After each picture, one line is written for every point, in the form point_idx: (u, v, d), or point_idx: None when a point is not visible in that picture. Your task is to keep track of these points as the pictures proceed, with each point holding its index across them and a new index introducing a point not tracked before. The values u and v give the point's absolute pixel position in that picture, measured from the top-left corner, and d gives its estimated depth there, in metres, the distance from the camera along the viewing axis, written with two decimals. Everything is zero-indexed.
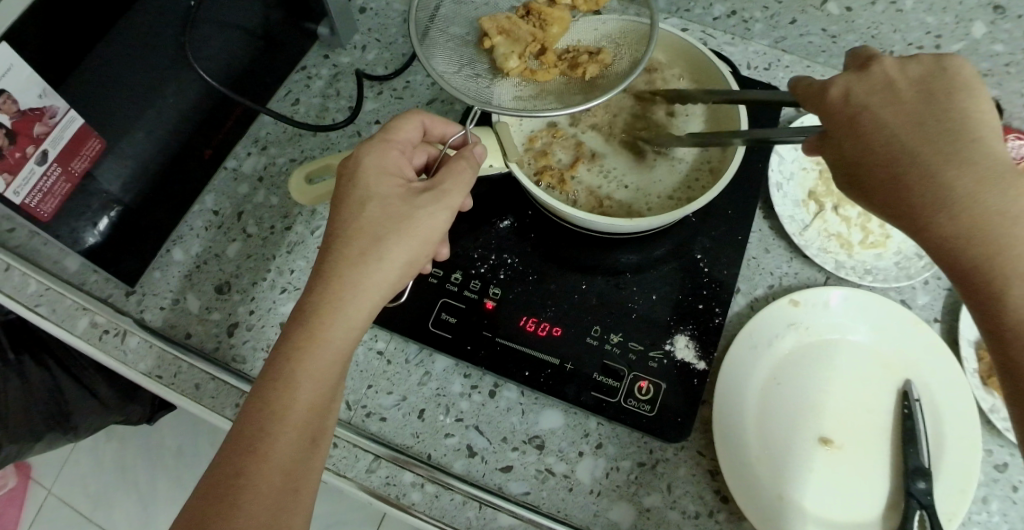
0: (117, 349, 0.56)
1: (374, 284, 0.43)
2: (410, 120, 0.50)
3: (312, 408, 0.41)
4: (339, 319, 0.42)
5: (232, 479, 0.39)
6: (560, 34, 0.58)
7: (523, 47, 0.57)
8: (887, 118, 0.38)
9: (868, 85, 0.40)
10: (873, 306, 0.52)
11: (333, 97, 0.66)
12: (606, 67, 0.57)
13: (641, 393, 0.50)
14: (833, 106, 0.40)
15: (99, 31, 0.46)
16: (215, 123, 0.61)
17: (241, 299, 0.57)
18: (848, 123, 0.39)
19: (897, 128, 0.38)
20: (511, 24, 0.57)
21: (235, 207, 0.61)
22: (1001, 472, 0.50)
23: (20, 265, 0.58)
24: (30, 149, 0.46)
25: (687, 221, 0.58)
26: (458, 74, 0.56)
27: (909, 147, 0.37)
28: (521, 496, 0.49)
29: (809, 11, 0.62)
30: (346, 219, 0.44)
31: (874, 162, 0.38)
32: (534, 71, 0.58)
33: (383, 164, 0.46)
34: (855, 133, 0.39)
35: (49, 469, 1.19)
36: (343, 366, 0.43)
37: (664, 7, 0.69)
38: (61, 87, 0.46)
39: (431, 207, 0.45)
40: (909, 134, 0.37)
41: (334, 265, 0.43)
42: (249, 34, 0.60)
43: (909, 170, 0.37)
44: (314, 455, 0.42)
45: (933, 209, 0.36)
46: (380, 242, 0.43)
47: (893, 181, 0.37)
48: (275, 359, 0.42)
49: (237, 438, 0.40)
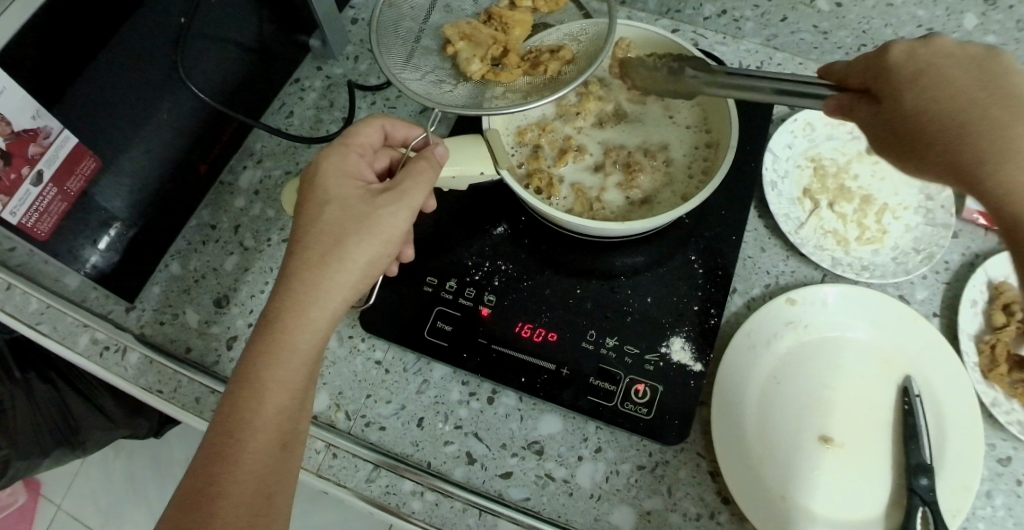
0: (118, 365, 0.56)
1: (337, 286, 0.43)
2: (370, 125, 0.50)
3: (281, 414, 0.42)
4: (303, 323, 0.42)
5: (205, 488, 0.40)
6: (522, 36, 0.59)
7: (484, 51, 0.58)
8: (951, 77, 0.40)
9: (932, 51, 0.42)
10: (869, 301, 0.52)
11: (327, 108, 0.66)
12: (568, 63, 0.57)
13: (638, 396, 0.50)
14: (896, 63, 0.42)
15: (90, 52, 0.47)
16: (210, 138, 0.62)
17: (240, 312, 0.58)
18: (911, 78, 0.41)
19: (964, 88, 0.39)
20: (473, 29, 0.58)
21: (231, 221, 0.62)
22: (1005, 466, 0.49)
23: (22, 284, 0.58)
24: (26, 170, 0.46)
25: (681, 222, 0.58)
26: (422, 80, 0.56)
27: (970, 101, 0.39)
28: (521, 502, 0.49)
29: (800, 8, 0.62)
30: (307, 224, 0.44)
31: (936, 116, 0.39)
32: (497, 73, 0.58)
33: (342, 167, 0.47)
34: (917, 84, 0.41)
35: (59, 485, 1.20)
36: (310, 370, 0.44)
37: (655, 8, 0.69)
38: (54, 107, 0.46)
39: (391, 206, 0.44)
40: (976, 95, 0.39)
41: (296, 270, 0.43)
42: (241, 48, 0.61)
43: (977, 120, 0.38)
44: (286, 461, 0.42)
45: (996, 155, 0.37)
46: (341, 243, 0.43)
47: (958, 130, 0.38)
48: (243, 367, 0.42)
49: (209, 447, 0.41)
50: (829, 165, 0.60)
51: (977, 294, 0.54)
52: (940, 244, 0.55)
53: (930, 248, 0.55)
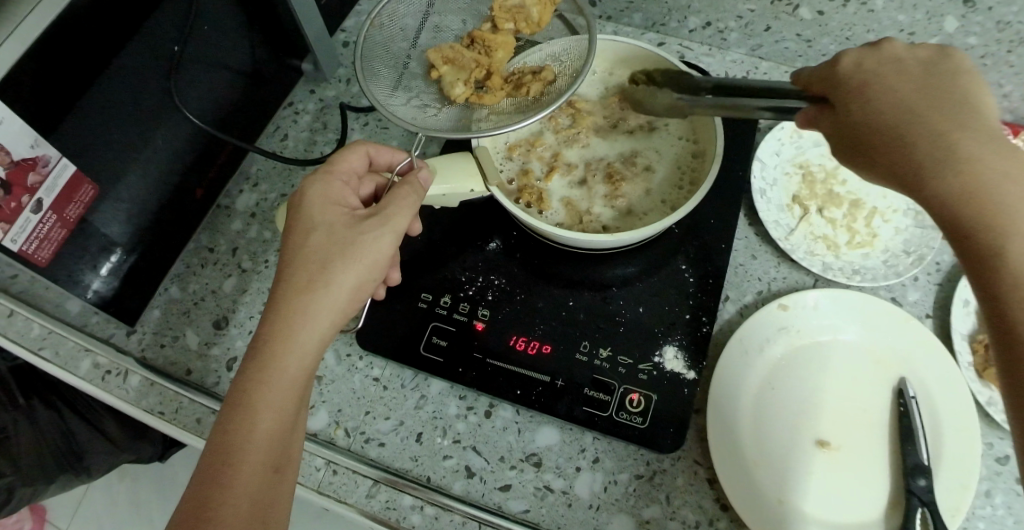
0: (119, 388, 0.57)
1: (323, 311, 0.44)
2: (353, 152, 0.51)
3: (272, 438, 0.42)
4: (291, 348, 0.43)
5: (198, 514, 0.40)
6: (506, 57, 0.60)
7: (468, 74, 0.59)
8: (896, 84, 0.40)
9: (878, 58, 0.42)
10: (858, 305, 0.53)
11: (320, 130, 0.67)
12: (550, 84, 0.58)
13: (633, 405, 0.51)
14: (845, 72, 0.43)
15: (84, 82, 0.48)
16: (207, 162, 0.63)
17: (239, 332, 0.58)
18: (856, 90, 0.41)
19: (906, 97, 0.40)
20: (456, 53, 0.59)
21: (229, 243, 0.63)
22: (1002, 465, 0.50)
23: (24, 310, 0.59)
24: (26, 198, 0.47)
25: (671, 232, 0.59)
26: (407, 105, 0.58)
27: (916, 109, 0.39)
28: (520, 514, 0.49)
29: (782, 17, 0.63)
30: (294, 251, 0.45)
31: (881, 128, 0.40)
32: (481, 95, 0.59)
33: (327, 194, 0.48)
34: (864, 93, 0.41)
35: (65, 511, 1.20)
36: (301, 394, 0.44)
37: (641, 23, 0.71)
38: (51, 136, 0.47)
39: (374, 232, 0.45)
40: (921, 101, 0.39)
41: (283, 297, 0.44)
42: (235, 73, 0.62)
43: (919, 130, 0.38)
44: (279, 484, 0.43)
45: (937, 167, 0.37)
46: (327, 269, 0.44)
47: (898, 142, 0.39)
48: (234, 392, 0.43)
49: (203, 473, 0.41)
50: (818, 172, 0.61)
51: (969, 294, 0.54)
52: (929, 246, 0.55)
53: (920, 249, 0.56)
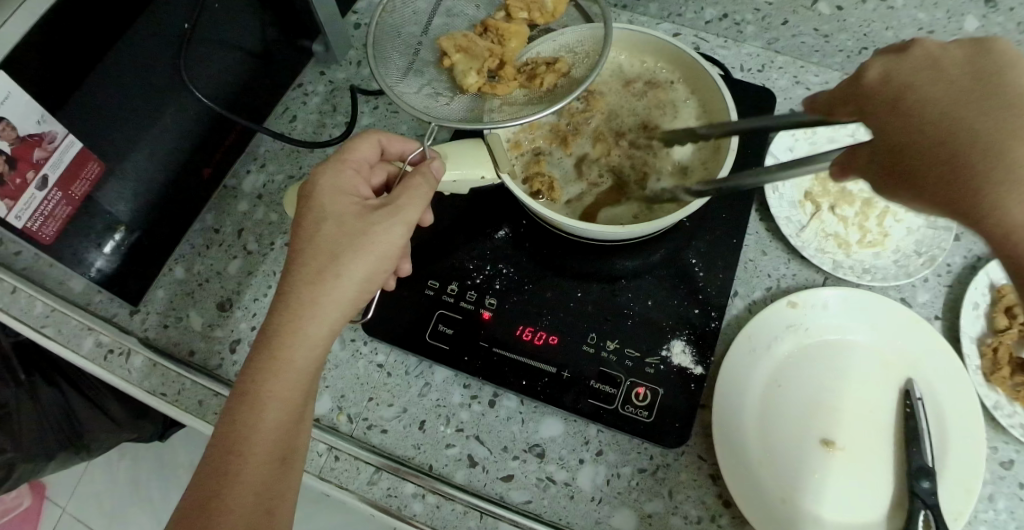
0: (122, 368, 0.57)
1: (331, 303, 0.43)
2: (365, 141, 0.50)
3: (280, 428, 0.42)
4: (298, 339, 0.43)
5: (206, 503, 0.40)
6: (518, 47, 0.59)
7: (480, 63, 0.58)
8: (934, 94, 0.32)
9: (912, 63, 0.34)
10: (870, 305, 0.52)
11: (329, 112, 0.67)
12: (564, 76, 0.57)
13: (639, 399, 0.51)
14: (871, 87, 0.35)
15: (93, 57, 0.47)
16: (214, 143, 0.62)
17: (243, 315, 0.58)
18: (893, 103, 0.34)
19: (960, 103, 0.32)
20: (468, 41, 0.58)
21: (234, 225, 0.62)
22: (1007, 469, 0.49)
23: (27, 287, 0.59)
24: (30, 174, 0.47)
25: (681, 225, 0.58)
26: (419, 94, 0.57)
27: (965, 121, 0.31)
28: (522, 504, 0.49)
29: (801, 11, 0.62)
30: (303, 241, 0.45)
31: (926, 146, 0.32)
32: (492, 85, 0.58)
33: (337, 183, 0.47)
34: (915, 106, 0.33)
35: (63, 488, 1.21)
36: (309, 385, 0.44)
37: (656, 13, 0.70)
38: (60, 111, 0.47)
39: (384, 223, 0.45)
40: (968, 109, 0.31)
41: (293, 287, 0.43)
42: (244, 54, 0.61)
43: (968, 146, 0.31)
44: (286, 476, 0.43)
45: (987, 197, 0.30)
46: (337, 260, 0.43)
47: (959, 166, 0.31)
48: (241, 383, 0.42)
49: (210, 463, 0.41)
50: None
51: (978, 297, 0.54)
52: (941, 247, 0.55)
53: (931, 251, 0.55)
